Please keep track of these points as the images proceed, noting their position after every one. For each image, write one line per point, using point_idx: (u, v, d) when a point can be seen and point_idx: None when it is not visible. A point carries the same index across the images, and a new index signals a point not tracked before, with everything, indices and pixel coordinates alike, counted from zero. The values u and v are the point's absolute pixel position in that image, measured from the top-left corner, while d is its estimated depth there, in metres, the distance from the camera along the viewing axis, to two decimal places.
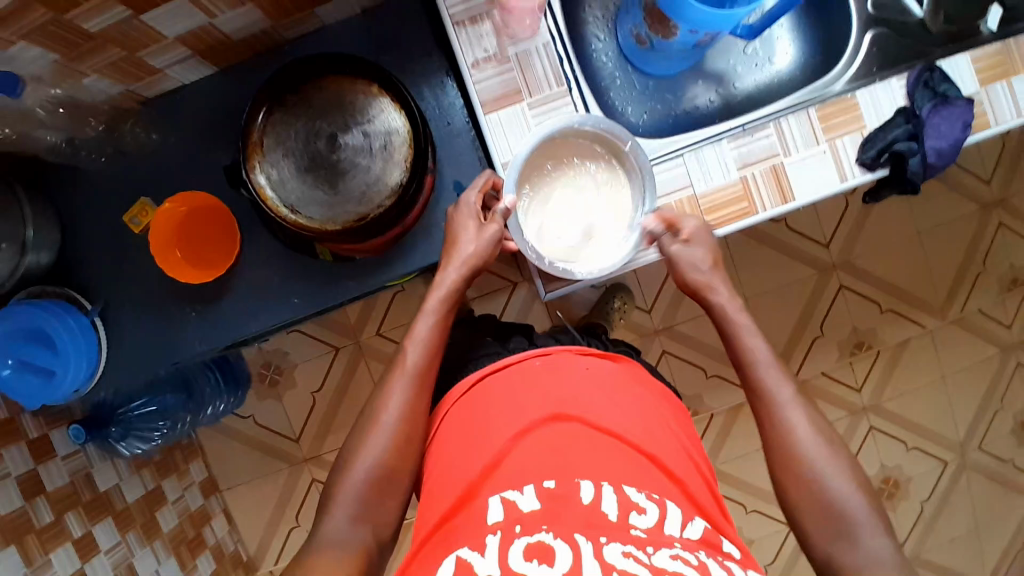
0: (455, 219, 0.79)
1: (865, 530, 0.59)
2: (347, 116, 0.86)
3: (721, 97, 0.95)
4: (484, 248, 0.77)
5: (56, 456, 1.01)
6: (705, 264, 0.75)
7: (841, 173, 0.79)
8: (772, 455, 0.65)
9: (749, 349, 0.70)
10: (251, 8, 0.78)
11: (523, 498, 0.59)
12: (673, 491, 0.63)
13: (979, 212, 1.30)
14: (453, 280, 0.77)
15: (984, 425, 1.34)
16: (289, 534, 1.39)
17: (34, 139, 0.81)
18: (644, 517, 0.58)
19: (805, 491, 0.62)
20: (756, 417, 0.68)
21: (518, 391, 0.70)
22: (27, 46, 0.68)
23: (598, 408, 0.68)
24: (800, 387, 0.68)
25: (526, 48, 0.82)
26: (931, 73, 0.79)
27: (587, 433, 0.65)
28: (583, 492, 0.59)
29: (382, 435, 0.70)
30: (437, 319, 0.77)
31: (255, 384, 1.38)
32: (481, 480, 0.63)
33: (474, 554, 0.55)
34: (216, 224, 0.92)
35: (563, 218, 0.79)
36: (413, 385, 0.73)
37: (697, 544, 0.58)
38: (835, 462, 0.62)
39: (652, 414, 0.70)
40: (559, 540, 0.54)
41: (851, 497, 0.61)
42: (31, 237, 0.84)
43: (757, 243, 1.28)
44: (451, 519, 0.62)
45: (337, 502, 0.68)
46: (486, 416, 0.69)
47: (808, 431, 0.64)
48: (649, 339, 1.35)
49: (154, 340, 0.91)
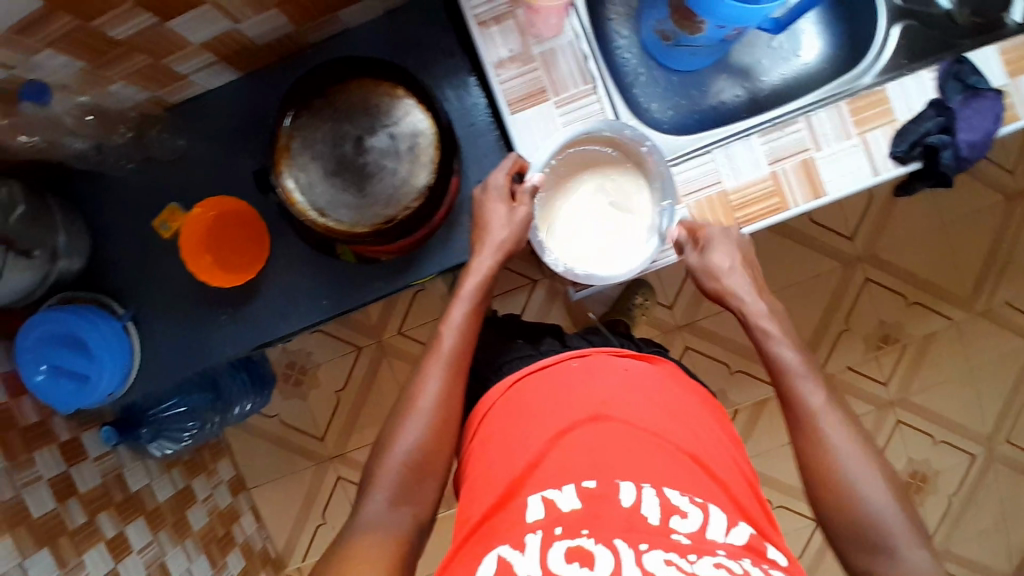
0: (484, 205, 0.78)
1: (902, 541, 0.59)
2: (373, 119, 0.86)
3: (747, 92, 0.95)
4: (516, 231, 0.76)
5: (88, 458, 1.02)
6: (730, 269, 0.74)
7: (873, 165, 0.78)
8: (802, 463, 0.65)
9: (779, 360, 0.69)
10: (274, 12, 0.78)
11: (563, 497, 0.59)
12: (716, 494, 0.62)
13: (1005, 202, 1.28)
14: (489, 266, 0.76)
15: (1013, 418, 1.33)
16: (315, 532, 1.40)
17: (64, 148, 0.82)
18: (687, 521, 0.56)
19: (839, 503, 0.62)
20: (786, 423, 0.68)
21: (558, 392, 0.70)
22: (54, 54, 0.69)
23: (641, 410, 0.67)
24: (835, 395, 0.67)
25: (551, 46, 0.82)
26: (960, 64, 0.78)
27: (630, 433, 0.64)
28: (623, 493, 0.58)
29: (421, 417, 0.69)
30: (471, 306, 0.76)
31: (279, 384, 1.40)
32: (522, 480, 0.63)
33: (514, 552, 0.55)
34: (244, 227, 0.90)
35: (586, 211, 0.81)
36: (449, 371, 0.72)
37: (741, 551, 0.56)
38: (870, 470, 0.62)
39: (692, 418, 0.69)
40: (599, 546, 0.53)
41: (889, 508, 0.60)
42: (62, 244, 0.85)
43: (780, 237, 1.27)
44: (494, 517, 0.61)
45: (377, 484, 0.67)
46: (529, 417, 0.68)
47: (845, 444, 0.63)
48: (671, 335, 1.35)
49: (184, 342, 0.92)
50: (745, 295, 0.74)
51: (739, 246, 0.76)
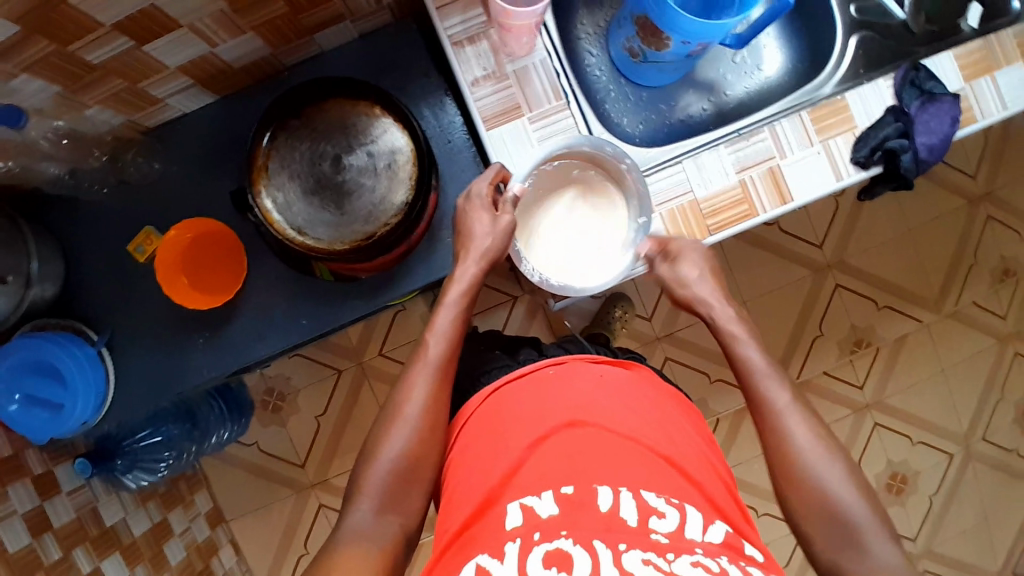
0: (468, 213, 0.79)
1: (870, 536, 0.60)
2: (350, 138, 0.87)
3: (713, 105, 0.98)
4: (500, 239, 0.78)
5: (61, 492, 0.99)
6: (698, 278, 0.77)
7: (837, 172, 0.81)
8: (772, 463, 0.66)
9: (745, 361, 0.71)
10: (250, 36, 0.79)
11: (541, 502, 0.59)
12: (693, 494, 0.62)
13: (967, 206, 1.33)
14: (473, 275, 0.78)
15: (986, 416, 1.36)
16: (297, 562, 1.37)
17: (38, 172, 0.82)
18: (665, 522, 0.57)
19: (807, 502, 0.62)
20: (754, 425, 0.69)
21: (532, 403, 0.70)
22: (28, 78, 0.69)
23: (616, 415, 0.68)
24: (800, 395, 0.68)
25: (523, 64, 0.84)
26: (916, 71, 0.82)
27: (607, 438, 0.64)
28: (601, 498, 0.58)
29: (408, 425, 0.69)
30: (457, 312, 0.77)
31: (258, 411, 1.38)
32: (500, 488, 0.62)
33: (492, 561, 0.55)
34: (222, 248, 0.91)
35: (569, 224, 0.82)
36: (435, 377, 0.72)
37: (719, 549, 0.56)
38: (837, 468, 0.63)
39: (668, 421, 0.69)
40: (578, 547, 0.53)
41: (855, 504, 0.61)
42: (35, 270, 0.84)
43: (752, 247, 1.30)
44: (472, 527, 0.61)
45: (364, 493, 0.67)
46: (505, 426, 0.68)
47: (810, 442, 0.64)
48: (651, 346, 1.36)
49: (161, 368, 0.90)
50: (715, 303, 0.76)
51: (707, 259, 0.78)
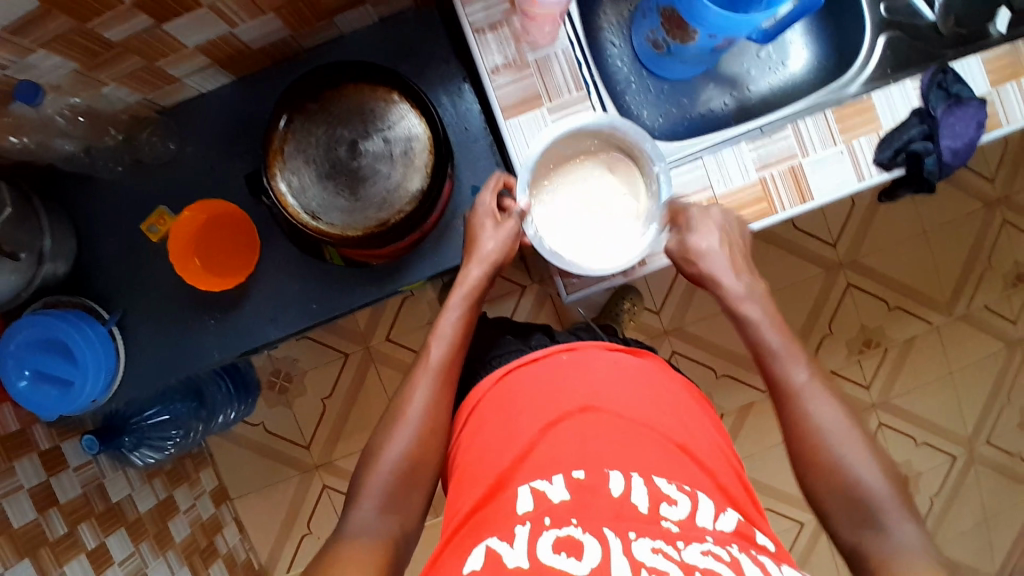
0: (474, 220, 0.80)
1: (891, 516, 0.59)
2: (367, 124, 0.87)
3: (735, 100, 0.97)
4: (506, 243, 0.78)
5: (68, 467, 1.00)
6: (707, 251, 0.76)
7: (859, 172, 0.80)
8: (791, 444, 0.67)
9: (763, 342, 0.71)
10: (270, 17, 0.78)
11: (552, 487, 0.59)
12: (701, 480, 0.62)
13: (983, 209, 1.32)
14: (476, 276, 0.78)
15: (991, 421, 1.36)
16: (300, 541, 1.39)
17: (52, 149, 0.81)
18: (676, 509, 0.57)
19: (830, 483, 0.63)
20: (776, 407, 0.69)
21: (550, 382, 0.71)
22: (47, 55, 0.68)
23: (630, 400, 0.68)
24: (820, 375, 0.69)
25: (545, 54, 0.83)
26: (943, 73, 0.80)
27: (619, 423, 0.65)
28: (612, 484, 0.58)
29: (409, 426, 0.70)
30: (462, 314, 0.77)
31: (264, 391, 1.38)
32: (513, 470, 0.62)
33: (502, 543, 0.54)
34: (234, 229, 0.91)
35: (580, 203, 0.81)
36: (438, 380, 0.73)
37: (729, 538, 0.56)
38: (858, 449, 0.63)
39: (683, 413, 0.69)
40: (587, 534, 0.53)
41: (878, 486, 0.61)
42: (48, 247, 0.84)
43: (765, 244, 1.29)
44: (484, 508, 0.61)
45: (366, 493, 0.67)
46: (519, 405, 0.69)
47: (827, 420, 0.65)
48: (658, 340, 1.36)
49: (171, 348, 0.91)
50: (729, 277, 0.75)
51: (726, 230, 0.77)
